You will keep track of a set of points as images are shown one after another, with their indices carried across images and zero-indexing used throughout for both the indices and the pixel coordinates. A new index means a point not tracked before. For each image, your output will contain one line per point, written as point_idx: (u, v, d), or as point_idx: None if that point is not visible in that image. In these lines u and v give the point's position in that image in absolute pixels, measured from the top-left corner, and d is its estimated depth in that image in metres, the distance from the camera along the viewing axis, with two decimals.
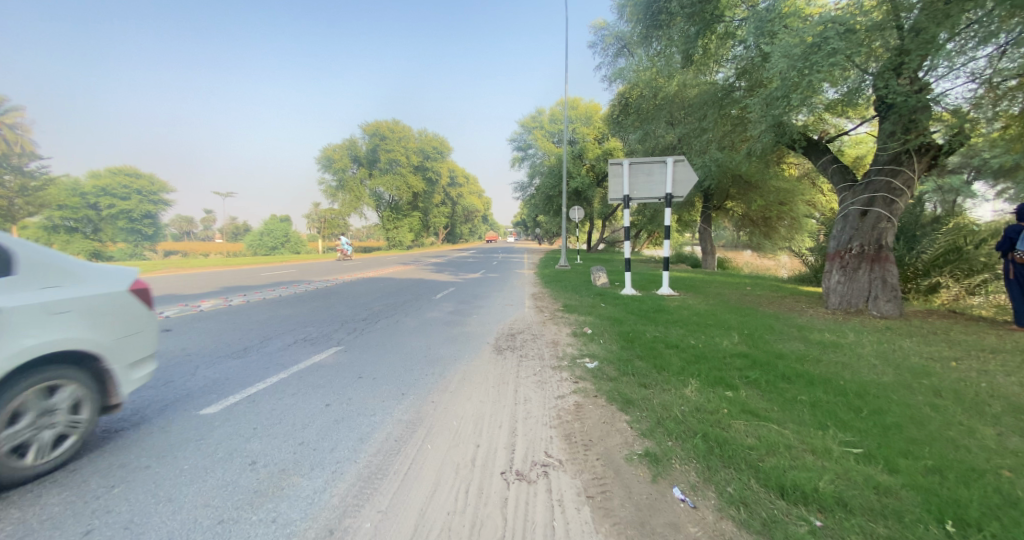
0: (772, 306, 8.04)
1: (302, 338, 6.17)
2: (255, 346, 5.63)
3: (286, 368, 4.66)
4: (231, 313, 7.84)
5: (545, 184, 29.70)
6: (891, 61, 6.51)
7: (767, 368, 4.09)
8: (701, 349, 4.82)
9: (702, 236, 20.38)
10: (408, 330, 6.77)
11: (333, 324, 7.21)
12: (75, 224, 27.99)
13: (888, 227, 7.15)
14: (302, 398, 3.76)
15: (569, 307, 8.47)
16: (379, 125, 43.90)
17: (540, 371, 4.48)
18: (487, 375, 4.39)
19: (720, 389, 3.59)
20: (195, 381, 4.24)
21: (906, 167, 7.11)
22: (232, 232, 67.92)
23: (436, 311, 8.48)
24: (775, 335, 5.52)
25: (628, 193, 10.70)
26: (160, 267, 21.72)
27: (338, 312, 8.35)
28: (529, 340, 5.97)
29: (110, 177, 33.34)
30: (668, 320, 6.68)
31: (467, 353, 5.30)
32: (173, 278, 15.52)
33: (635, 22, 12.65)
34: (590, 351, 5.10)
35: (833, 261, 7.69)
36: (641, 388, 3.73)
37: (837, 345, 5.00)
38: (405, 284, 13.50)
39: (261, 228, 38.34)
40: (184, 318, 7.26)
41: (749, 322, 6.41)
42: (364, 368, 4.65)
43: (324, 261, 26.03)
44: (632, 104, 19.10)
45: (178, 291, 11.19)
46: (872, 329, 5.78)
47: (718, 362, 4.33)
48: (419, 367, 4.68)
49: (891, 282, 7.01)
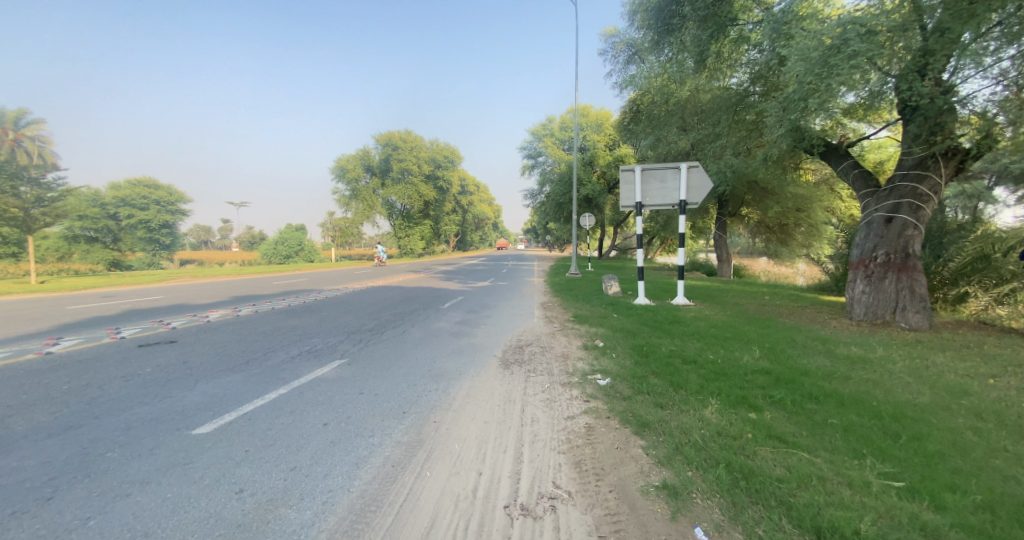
0: (792, 317, 7.71)
1: (307, 350, 6.06)
2: (259, 359, 5.55)
3: (287, 383, 4.56)
4: (238, 324, 7.82)
5: (555, 192, 29.59)
6: (914, 62, 6.12)
7: (792, 386, 3.81)
8: (721, 365, 4.55)
9: (716, 243, 19.97)
10: (414, 341, 6.62)
11: (339, 335, 7.11)
12: (95, 234, 29.46)
13: (914, 235, 6.77)
14: (299, 417, 3.62)
15: (579, 317, 8.26)
16: (392, 135, 44.50)
17: (548, 388, 4.26)
18: (492, 392, 4.19)
19: (743, 411, 3.32)
20: (192, 398, 4.16)
21: (932, 172, 6.72)
22: (249, 241, 69.35)
23: (444, 321, 8.34)
24: (798, 349, 5.20)
25: (640, 200, 10.47)
26: (178, 276, 22.12)
27: (345, 322, 8.27)
28: (538, 352, 5.76)
29: (131, 188, 34.23)
30: (684, 332, 6.42)
31: (473, 367, 5.12)
32: (189, 286, 15.79)
33: (646, 29, 12.54)
34: (601, 366, 4.87)
35: (856, 270, 7.32)
36: (657, 409, 3.49)
37: (866, 359, 4.64)
38: (415, 292, 13.44)
39: (275, 237, 39.10)
40: (191, 329, 7.26)
41: (769, 334, 6.10)
42: (366, 384, 4.50)
43: (336, 270, 26.23)
44: (644, 110, 18.93)
45: (191, 300, 11.30)
46: (900, 342, 5.42)
47: (739, 380, 4.05)
48: (422, 383, 4.51)
49: (920, 293, 6.63)
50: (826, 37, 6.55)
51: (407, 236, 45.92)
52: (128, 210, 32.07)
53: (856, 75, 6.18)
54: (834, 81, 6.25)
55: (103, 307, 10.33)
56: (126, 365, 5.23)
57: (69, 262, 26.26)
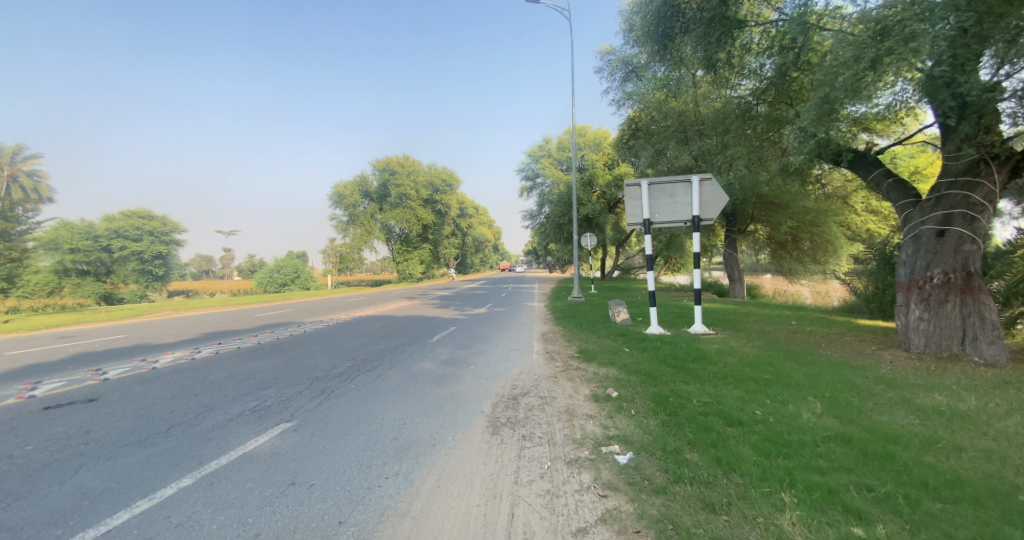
0: (836, 349, 6.58)
1: (251, 409, 4.98)
2: (180, 429, 4.44)
3: (196, 470, 3.45)
4: (186, 372, 6.75)
5: (554, 213, 28.84)
6: (972, 49, 5.09)
7: (888, 468, 2.63)
8: (777, 428, 3.43)
9: (726, 261, 18.84)
10: (387, 391, 5.50)
11: (301, 383, 6.00)
12: (88, 267, 28.75)
13: (974, 249, 5.71)
14: (184, 536, 2.49)
15: (585, 353, 7.18)
16: (390, 160, 44.53)
17: (548, 471, 3.11)
18: (472, 478, 3.08)
19: (840, 520, 2.19)
20: (52, 499, 3.02)
21: (985, 179, 5.71)
22: (251, 268, 69.97)
23: (429, 361, 7.21)
24: (866, 398, 4.05)
25: (648, 217, 9.49)
26: (164, 309, 21.15)
27: (315, 364, 7.16)
28: (536, 405, 4.64)
29: (124, 220, 32.68)
30: (713, 374, 5.27)
31: (452, 432, 3.98)
32: (166, 321, 14.74)
33: (644, 41, 11.82)
34: (619, 431, 3.71)
35: (907, 293, 6.20)
36: (709, 517, 2.36)
37: (972, 414, 3.45)
38: (404, 322, 12.39)
39: (272, 265, 38.05)
40: (124, 383, 6.16)
41: (819, 375, 4.95)
42: (301, 467, 3.40)
43: (330, 298, 25.30)
44: (643, 126, 18.23)
45: (155, 339, 10.28)
46: (991, 386, 4.26)
47: (810, 455, 2.94)
48: (380, 463, 3.38)
49: (991, 319, 5.53)
50: (878, 17, 5.65)
51: (406, 261, 45.13)
52: (121, 242, 30.88)
53: (908, 63, 5.21)
54: (886, 69, 5.43)
55: (52, 351, 9.21)
56: (7, 442, 4.11)
57: (57, 297, 25.61)
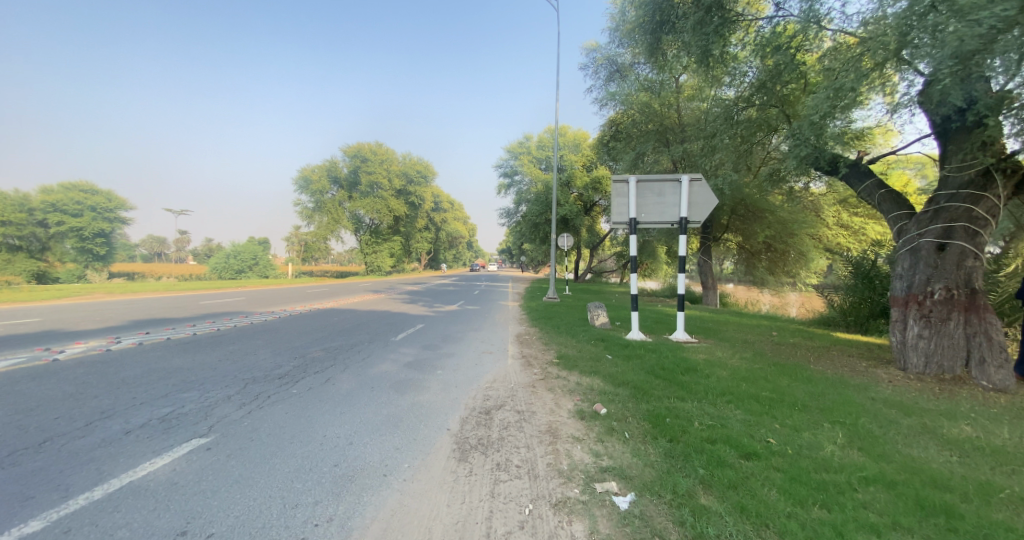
0: (827, 365, 6.23)
1: (160, 418, 4.02)
2: (58, 443, 3.44)
3: (54, 507, 2.52)
4: (93, 367, 5.62)
5: (532, 212, 28.12)
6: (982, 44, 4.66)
7: (957, 530, 2.12)
8: (800, 464, 2.88)
9: (701, 269, 18.77)
10: (335, 399, 4.65)
11: (232, 385, 5.05)
12: (19, 242, 26.13)
13: (976, 266, 5.50)
14: None
15: (564, 359, 6.57)
16: (361, 148, 42.73)
17: (531, 518, 2.41)
18: (430, 528, 2.33)
19: None
20: None
21: (990, 193, 5.47)
22: (206, 253, 66.16)
23: (390, 362, 6.39)
24: (885, 426, 3.59)
25: (634, 216, 8.98)
26: (97, 291, 18.99)
27: (255, 362, 6.18)
28: (512, 422, 3.96)
29: (63, 192, 29.13)
30: (709, 389, 4.74)
31: (409, 458, 3.21)
32: (94, 305, 13.06)
33: (635, 33, 11.06)
34: (613, 461, 3.07)
35: (905, 310, 5.93)
36: None
37: (1013, 453, 3.02)
38: (367, 317, 11.40)
39: (230, 249, 35.81)
40: (7, 378, 5.02)
41: (823, 395, 4.52)
42: (202, 505, 2.55)
43: (290, 288, 23.66)
44: (625, 128, 17.68)
45: (70, 325, 8.85)
46: (1008, 414, 3.92)
47: (856, 506, 2.36)
48: (312, 502, 2.59)
49: (998, 340, 5.27)
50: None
51: (375, 253, 43.49)
52: (59, 217, 27.77)
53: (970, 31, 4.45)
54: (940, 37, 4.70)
55: None
56: None
57: None
